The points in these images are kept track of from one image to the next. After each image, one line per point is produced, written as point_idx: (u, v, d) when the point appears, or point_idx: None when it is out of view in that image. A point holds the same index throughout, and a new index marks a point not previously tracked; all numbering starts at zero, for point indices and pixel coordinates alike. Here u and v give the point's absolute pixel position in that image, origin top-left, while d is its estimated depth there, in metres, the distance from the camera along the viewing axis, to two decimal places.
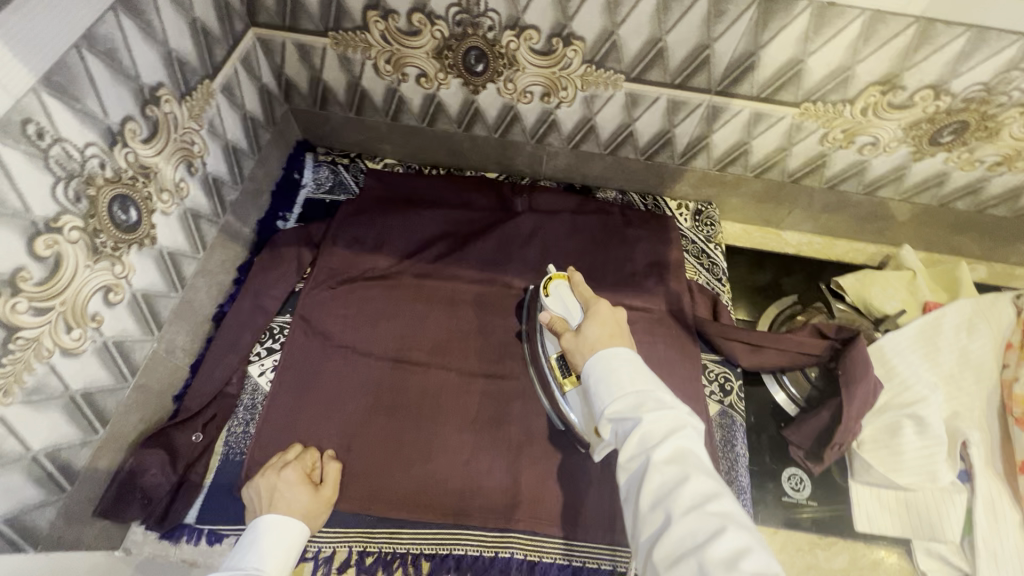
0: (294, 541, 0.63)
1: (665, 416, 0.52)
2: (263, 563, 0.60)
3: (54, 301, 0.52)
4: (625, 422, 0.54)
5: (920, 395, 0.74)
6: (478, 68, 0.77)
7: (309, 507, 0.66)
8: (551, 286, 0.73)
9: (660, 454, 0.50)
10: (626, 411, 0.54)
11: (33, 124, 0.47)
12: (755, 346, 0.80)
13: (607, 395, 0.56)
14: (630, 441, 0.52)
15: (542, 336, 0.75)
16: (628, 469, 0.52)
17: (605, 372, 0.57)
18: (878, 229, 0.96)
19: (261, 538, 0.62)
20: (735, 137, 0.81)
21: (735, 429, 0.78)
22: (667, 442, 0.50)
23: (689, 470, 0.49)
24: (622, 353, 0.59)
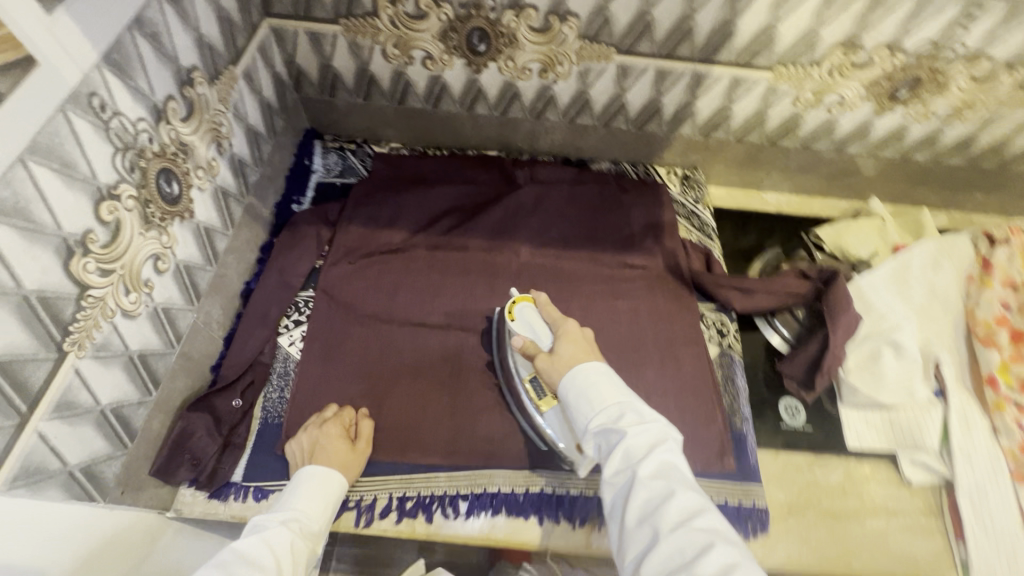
0: (335, 493, 0.68)
1: (647, 431, 0.56)
2: (304, 506, 0.65)
3: (116, 263, 0.56)
4: (608, 435, 0.58)
5: (894, 324, 0.83)
6: (481, 48, 0.84)
7: (346, 461, 0.70)
8: (516, 310, 0.77)
9: (645, 469, 0.53)
10: (609, 423, 0.58)
11: (96, 97, 0.52)
12: (747, 292, 0.87)
13: (589, 411, 0.60)
14: (615, 456, 0.55)
15: (507, 358, 0.76)
16: (615, 484, 0.55)
17: (585, 388, 0.61)
18: (850, 185, 1.04)
19: (304, 485, 0.67)
20: (718, 102, 0.89)
21: (734, 366, 0.85)
22: (651, 456, 0.54)
23: (675, 485, 0.52)
24: (596, 365, 0.64)
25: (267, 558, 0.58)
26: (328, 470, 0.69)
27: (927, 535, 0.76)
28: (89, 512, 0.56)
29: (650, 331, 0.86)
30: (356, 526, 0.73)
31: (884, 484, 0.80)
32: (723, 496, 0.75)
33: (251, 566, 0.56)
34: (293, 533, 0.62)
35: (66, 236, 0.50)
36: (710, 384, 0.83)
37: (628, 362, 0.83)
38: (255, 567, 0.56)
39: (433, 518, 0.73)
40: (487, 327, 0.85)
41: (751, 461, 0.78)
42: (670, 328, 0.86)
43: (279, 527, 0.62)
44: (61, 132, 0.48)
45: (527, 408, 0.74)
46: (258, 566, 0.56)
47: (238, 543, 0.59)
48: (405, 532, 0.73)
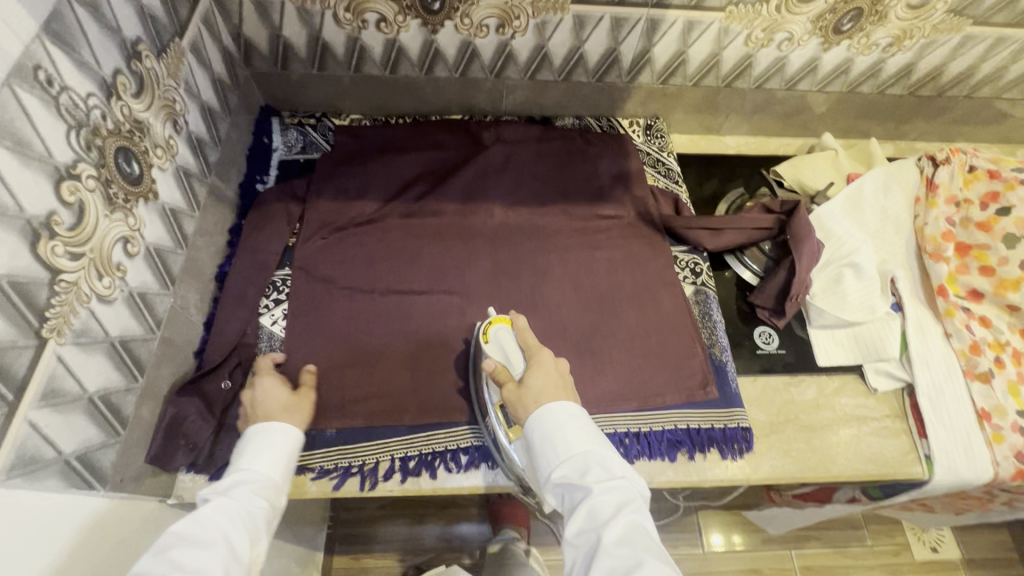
0: (284, 446, 0.66)
1: (613, 490, 0.58)
2: (256, 464, 0.63)
3: (85, 246, 0.54)
4: (572, 489, 0.61)
5: (853, 247, 0.89)
6: (435, 6, 0.82)
7: (290, 405, 0.71)
8: (491, 332, 0.77)
9: (610, 535, 0.55)
10: (573, 477, 0.61)
11: (41, 71, 0.49)
12: (716, 231, 0.91)
13: (555, 460, 0.62)
14: (580, 517, 0.57)
15: (481, 385, 0.75)
16: (579, 544, 0.57)
17: (551, 434, 0.63)
18: (802, 123, 1.09)
19: (251, 445, 0.65)
20: (674, 47, 0.91)
21: (710, 302, 0.89)
22: (615, 519, 0.56)
23: (640, 554, 0.53)
24: (567, 407, 0.65)
25: (208, 533, 0.55)
26: (273, 422, 0.67)
27: (894, 435, 0.83)
28: (82, 500, 0.55)
29: (627, 277, 0.89)
30: (361, 491, 0.73)
31: (854, 395, 0.86)
32: (709, 422, 0.80)
33: (190, 546, 0.53)
34: (240, 499, 0.60)
35: (30, 217, 0.48)
36: (686, 320, 0.86)
37: (608, 311, 0.86)
38: (197, 547, 0.53)
39: (436, 473, 0.75)
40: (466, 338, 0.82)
41: (732, 387, 0.83)
42: (645, 273, 0.89)
43: (220, 499, 0.59)
44: (10, 108, 0.46)
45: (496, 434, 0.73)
46: (198, 544, 0.54)
47: (175, 525, 0.56)
48: (412, 490, 0.74)
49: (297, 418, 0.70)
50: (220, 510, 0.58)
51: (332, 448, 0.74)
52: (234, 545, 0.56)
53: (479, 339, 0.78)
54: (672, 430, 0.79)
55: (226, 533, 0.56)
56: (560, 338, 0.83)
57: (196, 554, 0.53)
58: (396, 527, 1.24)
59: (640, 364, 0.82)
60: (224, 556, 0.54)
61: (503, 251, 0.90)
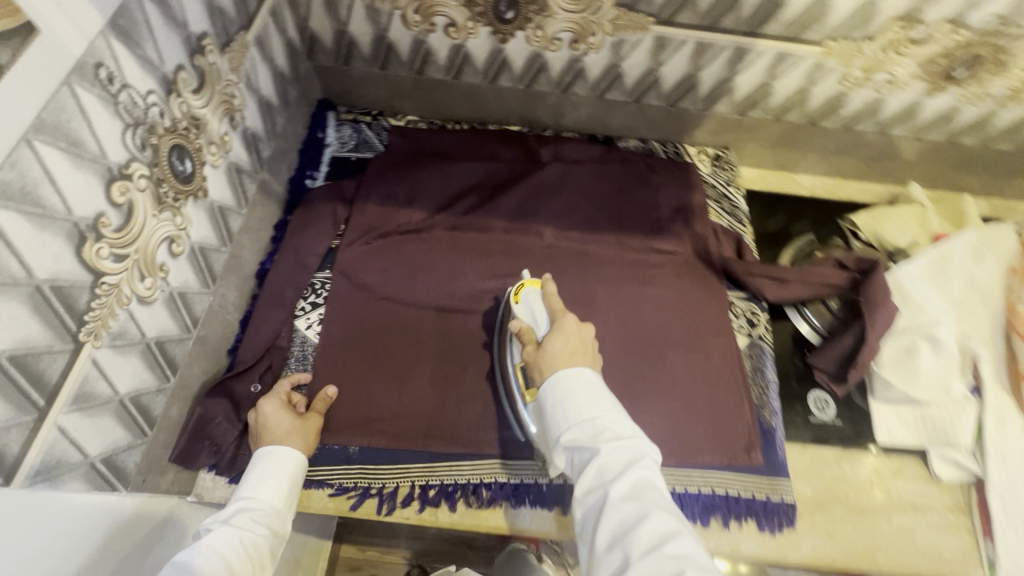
0: (289, 470, 0.65)
1: (622, 448, 0.54)
2: (259, 492, 0.63)
3: (129, 248, 0.53)
4: (581, 451, 0.57)
5: (934, 317, 0.80)
6: (508, 15, 0.78)
7: (291, 429, 0.68)
8: (522, 294, 0.75)
9: (617, 490, 0.51)
10: (582, 439, 0.56)
11: (103, 68, 0.47)
12: (780, 280, 0.84)
13: (563, 422, 0.58)
14: (588, 474, 0.54)
15: (505, 343, 0.74)
16: (586, 502, 0.54)
17: (563, 398, 0.59)
18: (888, 169, 0.99)
19: (254, 470, 0.64)
20: (759, 78, 0.84)
21: (764, 357, 0.83)
22: (623, 475, 0.52)
23: (648, 507, 0.50)
24: (583, 373, 0.60)
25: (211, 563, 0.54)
26: (276, 443, 0.66)
27: (954, 531, 0.76)
28: (101, 503, 0.53)
29: (678, 320, 0.83)
30: (378, 514, 0.72)
31: (913, 480, 0.79)
32: (750, 491, 0.74)
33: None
34: (242, 527, 0.59)
35: (77, 220, 0.46)
36: (737, 374, 0.80)
37: (654, 353, 0.81)
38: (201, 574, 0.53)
39: (456, 505, 0.72)
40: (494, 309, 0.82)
41: (779, 453, 0.77)
42: (697, 317, 0.84)
43: (222, 527, 0.59)
44: (67, 108, 0.44)
45: (515, 399, 0.72)
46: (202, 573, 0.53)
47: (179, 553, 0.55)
48: (428, 520, 0.72)
49: (295, 441, 0.67)
50: (222, 537, 0.57)
51: (353, 466, 0.72)
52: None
53: (511, 300, 0.76)
54: (708, 494, 0.74)
55: (229, 560, 0.55)
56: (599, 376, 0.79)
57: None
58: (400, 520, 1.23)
59: (683, 417, 0.77)
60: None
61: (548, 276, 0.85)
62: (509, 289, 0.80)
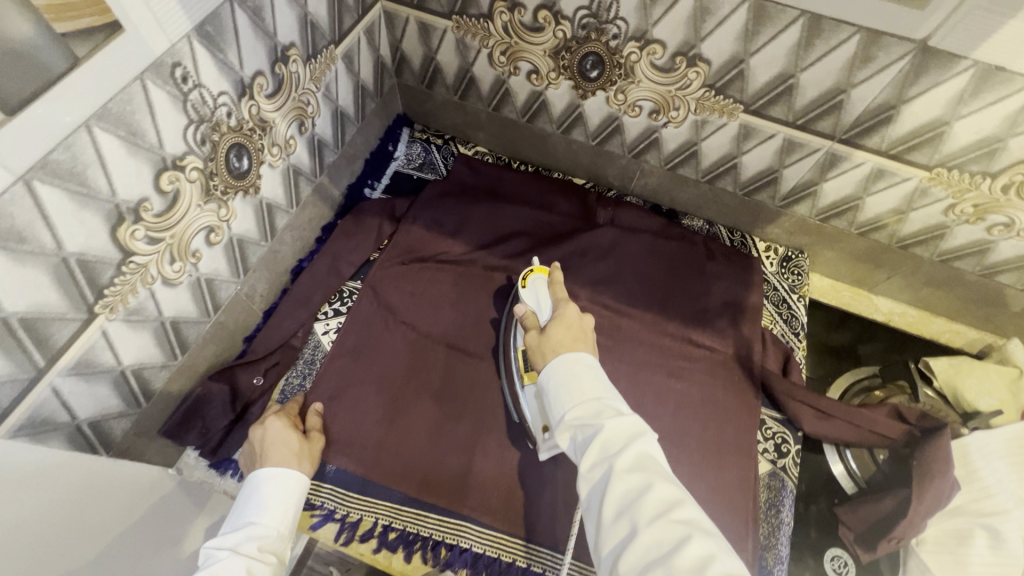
0: (294, 496, 0.63)
1: (626, 421, 0.52)
2: (266, 516, 0.60)
3: (166, 233, 0.55)
4: (586, 431, 0.54)
5: (1001, 507, 0.67)
6: (592, 74, 0.75)
7: (301, 454, 0.68)
8: (529, 280, 0.77)
9: (622, 459, 0.49)
10: (587, 417, 0.54)
11: (180, 68, 0.50)
12: (824, 414, 0.75)
13: (568, 403, 0.56)
14: (591, 449, 0.51)
15: (510, 327, 0.76)
16: (590, 479, 0.50)
17: (567, 380, 0.58)
18: (988, 316, 0.86)
19: (260, 494, 0.62)
20: (849, 189, 0.76)
21: (784, 494, 0.74)
22: (628, 447, 0.50)
23: (652, 477, 0.48)
24: (583, 359, 0.60)
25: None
26: (268, 468, 0.64)
27: None
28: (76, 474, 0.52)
29: (696, 425, 0.77)
30: (334, 541, 0.70)
31: None
32: None
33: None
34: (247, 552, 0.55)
35: (119, 202, 0.49)
36: (748, 503, 0.72)
37: None
38: None
39: (411, 557, 0.69)
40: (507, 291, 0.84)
41: None
42: (717, 428, 0.76)
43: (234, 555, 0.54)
44: (135, 100, 0.47)
45: (513, 381, 0.74)
46: None
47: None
48: (380, 563, 0.69)
49: (298, 462, 0.66)
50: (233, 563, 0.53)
51: (325, 486, 0.72)
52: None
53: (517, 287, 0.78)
54: None
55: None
56: None
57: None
58: None
59: None
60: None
61: None
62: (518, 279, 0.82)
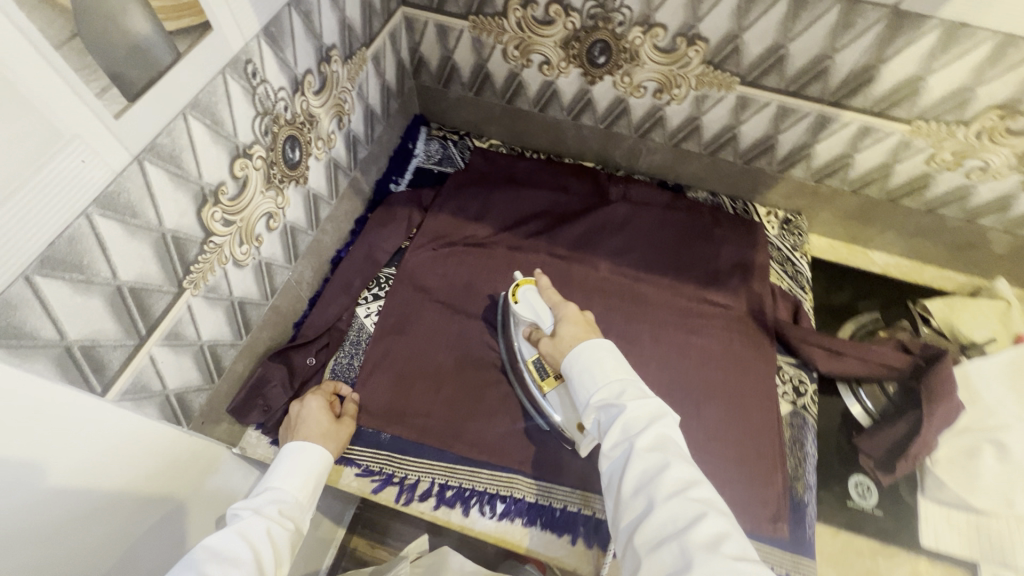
0: (315, 467, 0.68)
1: (648, 405, 0.56)
2: (288, 484, 0.65)
3: (237, 216, 0.61)
4: (608, 412, 0.58)
5: (1003, 422, 0.73)
6: (600, 60, 0.83)
7: (326, 432, 0.72)
8: (520, 293, 0.76)
9: (643, 440, 0.53)
10: (611, 398, 0.58)
11: (251, 64, 0.56)
12: (835, 353, 0.82)
13: (593, 385, 0.60)
14: (614, 429, 0.55)
15: (513, 341, 0.77)
16: (612, 456, 0.55)
17: (590, 365, 0.61)
18: (975, 259, 0.94)
19: (286, 462, 0.67)
20: (839, 148, 0.84)
21: (806, 430, 0.80)
22: (648, 429, 0.54)
23: (670, 458, 0.51)
24: (604, 344, 0.64)
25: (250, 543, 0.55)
26: (302, 441, 0.69)
27: None
28: (156, 465, 0.58)
29: (718, 375, 0.83)
30: (395, 503, 0.75)
31: None
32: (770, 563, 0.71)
33: (234, 556, 0.53)
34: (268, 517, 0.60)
35: (204, 185, 0.55)
36: (774, 441, 0.78)
37: (688, 406, 0.80)
38: (229, 562, 0.52)
39: (469, 511, 0.74)
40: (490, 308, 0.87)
41: (807, 531, 0.74)
42: (738, 376, 0.83)
43: (253, 514, 0.59)
44: (218, 92, 0.53)
45: (531, 389, 0.75)
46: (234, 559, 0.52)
47: (212, 536, 0.55)
48: (441, 519, 0.74)
49: (331, 444, 0.71)
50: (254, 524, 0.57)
51: (381, 452, 0.76)
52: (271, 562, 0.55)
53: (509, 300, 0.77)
54: None
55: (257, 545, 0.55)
56: None
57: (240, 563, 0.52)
58: (410, 527, 1.19)
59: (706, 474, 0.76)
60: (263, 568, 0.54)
61: (596, 308, 0.88)
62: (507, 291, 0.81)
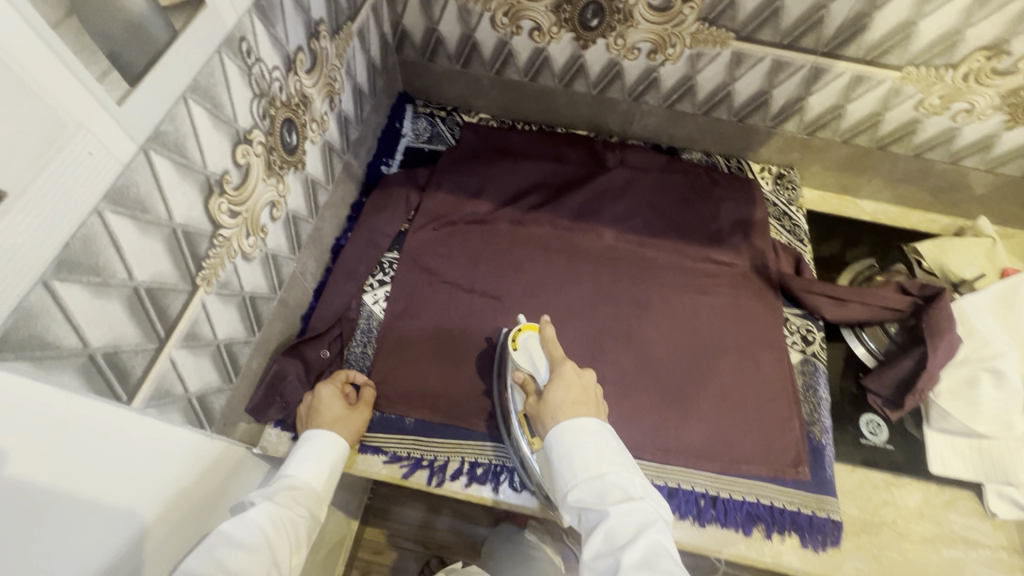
0: (331, 457, 0.65)
1: (634, 510, 0.52)
2: (302, 473, 0.63)
3: (243, 206, 0.58)
4: (591, 514, 0.55)
5: (999, 350, 0.77)
6: (593, 23, 0.81)
7: (338, 419, 0.69)
8: (520, 340, 0.74)
9: (630, 554, 0.49)
10: (592, 499, 0.55)
11: (245, 42, 0.53)
12: (839, 300, 0.84)
13: (572, 480, 0.57)
14: (596, 538, 0.52)
15: (506, 390, 0.73)
16: (596, 569, 0.51)
17: (571, 451, 0.58)
18: (957, 201, 0.98)
19: (309, 449, 0.65)
20: (832, 100, 0.85)
21: (818, 375, 0.83)
22: (635, 540, 0.50)
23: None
24: (589, 424, 0.59)
25: (253, 536, 0.54)
26: (321, 428, 0.67)
27: (1008, 572, 0.74)
28: (183, 485, 0.56)
29: (730, 330, 0.85)
30: (427, 485, 0.74)
31: (965, 515, 0.78)
32: (796, 504, 0.74)
33: (237, 548, 0.52)
34: (282, 504, 0.59)
35: (209, 174, 0.52)
36: (788, 390, 0.81)
37: (703, 365, 0.82)
38: (243, 550, 0.52)
39: (501, 486, 0.74)
40: (489, 350, 0.81)
41: (828, 472, 0.77)
42: (749, 331, 0.85)
43: (264, 502, 0.58)
44: (215, 73, 0.49)
45: (518, 443, 0.71)
46: (247, 547, 0.53)
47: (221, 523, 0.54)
48: (474, 496, 0.74)
49: (343, 430, 0.68)
50: (265, 511, 0.57)
51: (407, 437, 0.75)
52: (276, 554, 0.54)
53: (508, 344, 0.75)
54: (753, 502, 0.74)
55: (270, 538, 0.55)
56: (650, 376, 0.81)
57: (242, 556, 0.52)
58: (410, 512, 1.17)
59: (726, 427, 0.78)
60: (266, 562, 0.53)
61: (604, 276, 0.88)
62: (506, 333, 0.78)
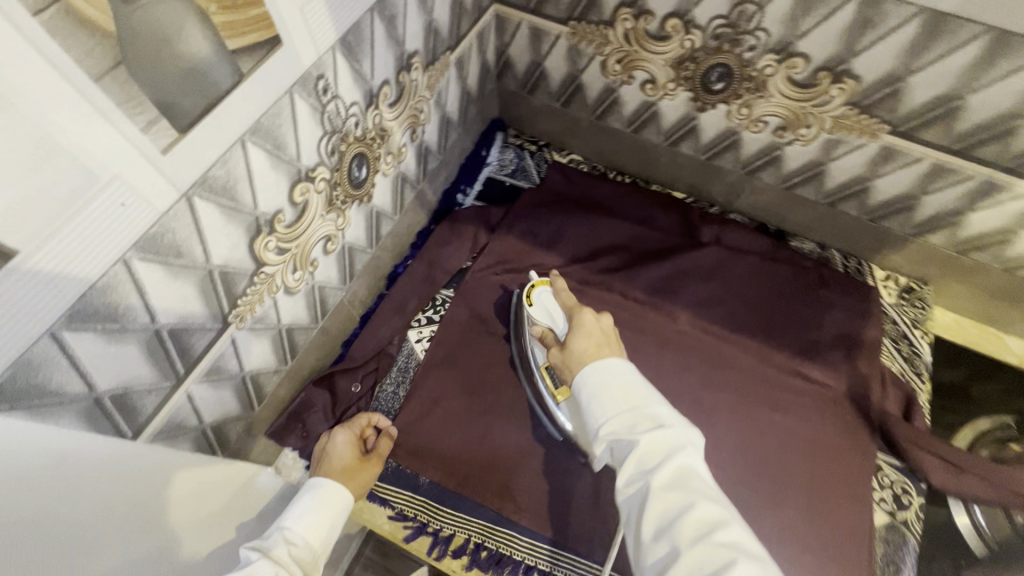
0: (330, 510, 0.59)
1: (663, 433, 0.45)
2: (301, 525, 0.56)
3: (293, 244, 0.55)
4: (620, 442, 0.48)
5: None
6: (716, 86, 0.71)
7: (347, 471, 0.65)
8: (533, 294, 0.72)
9: (661, 477, 0.43)
10: (621, 429, 0.47)
11: (323, 79, 0.49)
12: (954, 466, 0.70)
13: (600, 414, 0.48)
14: (626, 466, 0.45)
15: (525, 341, 0.72)
16: (627, 492, 0.45)
17: (596, 387, 0.50)
18: None
19: (302, 501, 0.58)
20: (1000, 221, 0.69)
21: (905, 550, 0.69)
22: (667, 463, 0.44)
23: (693, 495, 0.42)
24: (610, 364, 0.51)
25: None
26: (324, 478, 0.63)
27: None
28: None
29: (804, 466, 0.71)
30: (428, 556, 0.70)
31: None
32: None
33: None
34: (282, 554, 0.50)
35: (259, 215, 0.49)
36: (863, 560, 0.67)
37: (765, 500, 0.69)
38: None
39: None
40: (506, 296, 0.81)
41: None
42: (828, 473, 0.71)
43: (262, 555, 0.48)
44: (283, 113, 0.46)
45: (543, 397, 0.70)
46: None
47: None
48: None
49: (348, 482, 0.64)
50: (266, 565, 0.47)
51: (417, 498, 0.71)
52: None
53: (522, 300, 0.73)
54: None
55: None
56: None
57: None
58: None
59: None
60: None
61: (670, 365, 0.77)
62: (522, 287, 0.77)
